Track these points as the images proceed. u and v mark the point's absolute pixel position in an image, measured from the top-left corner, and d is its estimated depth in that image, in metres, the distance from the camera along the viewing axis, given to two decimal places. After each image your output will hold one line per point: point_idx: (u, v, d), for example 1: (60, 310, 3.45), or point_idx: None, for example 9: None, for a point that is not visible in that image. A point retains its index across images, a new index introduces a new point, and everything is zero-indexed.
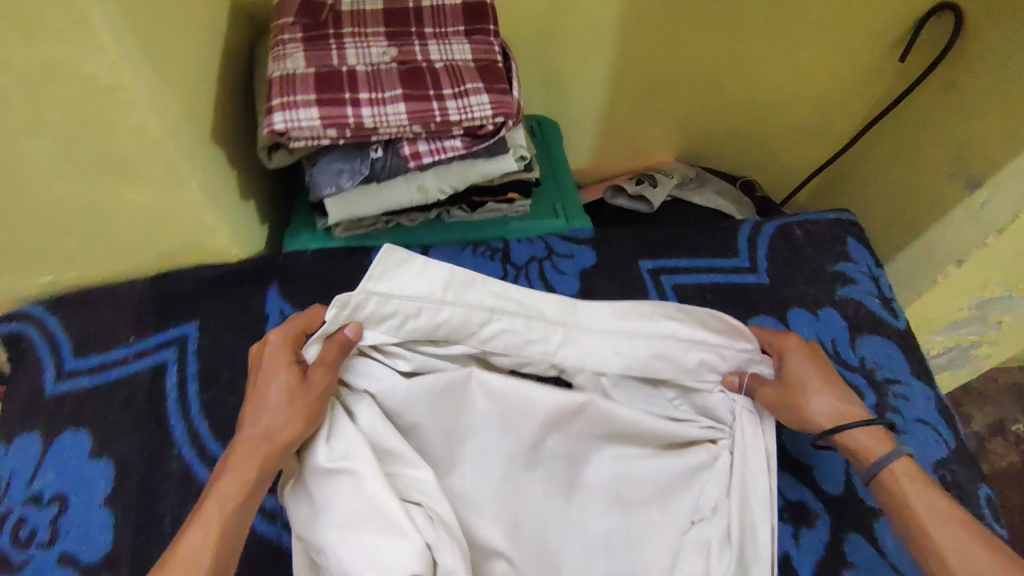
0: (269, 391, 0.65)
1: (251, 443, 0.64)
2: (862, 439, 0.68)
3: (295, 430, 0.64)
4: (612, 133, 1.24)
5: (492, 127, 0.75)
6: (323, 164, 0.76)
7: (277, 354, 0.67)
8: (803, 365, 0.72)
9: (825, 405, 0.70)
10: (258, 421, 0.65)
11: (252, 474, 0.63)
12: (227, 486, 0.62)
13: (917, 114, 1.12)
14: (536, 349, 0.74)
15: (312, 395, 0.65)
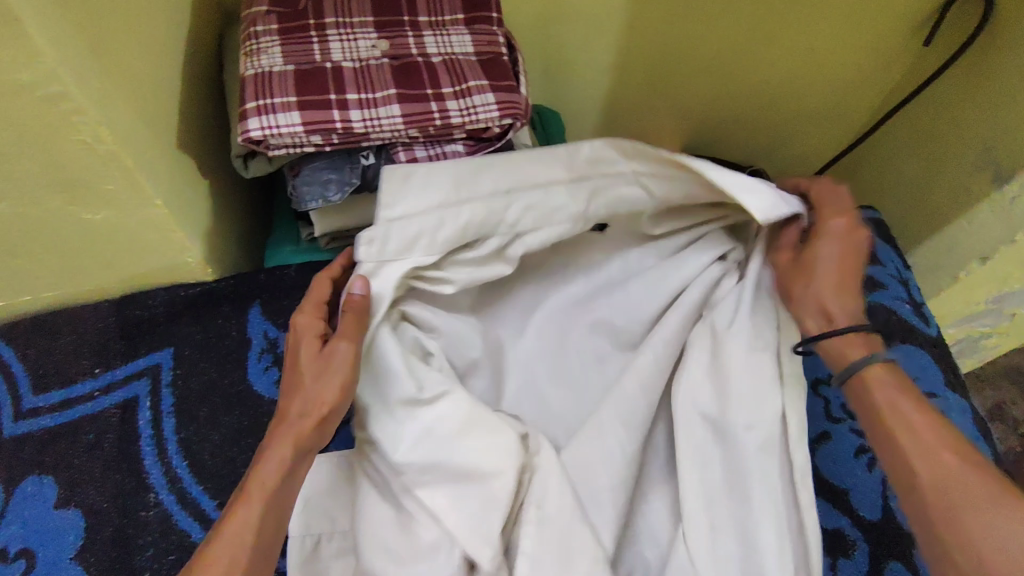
0: (300, 366, 0.58)
1: (284, 421, 0.57)
2: (850, 343, 0.58)
3: (331, 399, 0.56)
4: (616, 121, 1.16)
5: (499, 129, 0.68)
6: (307, 172, 0.67)
7: (307, 331, 0.60)
8: (832, 253, 0.60)
9: (837, 300, 0.59)
10: (288, 400, 0.57)
11: (290, 452, 0.55)
12: (266, 465, 0.55)
13: (940, 101, 1.05)
14: (569, 216, 0.64)
15: (340, 366, 0.57)
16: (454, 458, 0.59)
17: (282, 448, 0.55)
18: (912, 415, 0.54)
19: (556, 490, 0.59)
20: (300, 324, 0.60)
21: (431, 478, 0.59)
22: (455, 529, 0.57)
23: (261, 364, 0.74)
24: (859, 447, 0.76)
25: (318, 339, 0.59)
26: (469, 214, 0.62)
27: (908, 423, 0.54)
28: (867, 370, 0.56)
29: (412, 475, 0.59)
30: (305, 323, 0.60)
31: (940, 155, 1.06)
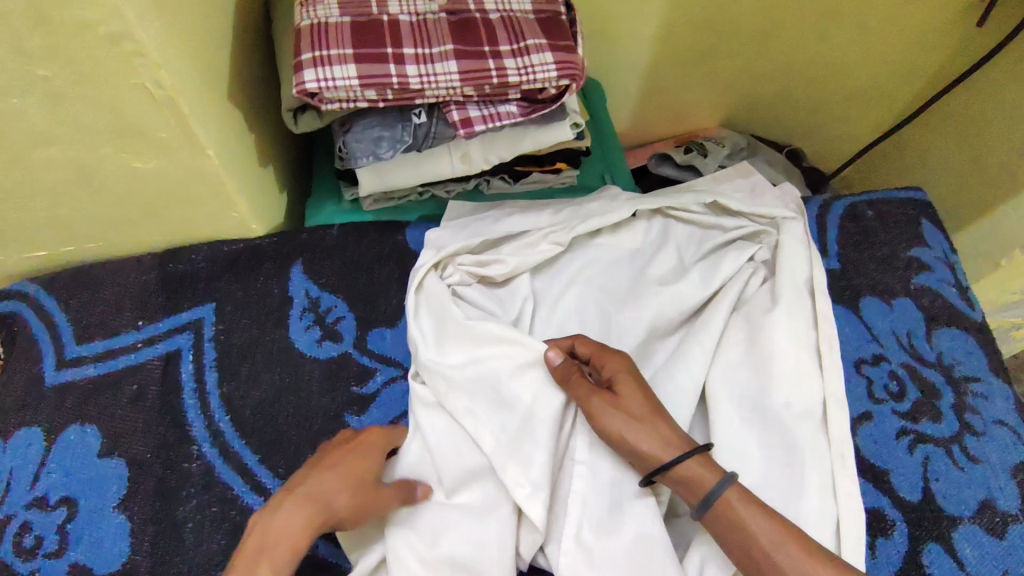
0: (341, 467, 0.58)
1: (302, 502, 0.55)
2: (690, 472, 0.56)
3: (349, 514, 0.56)
4: (655, 94, 1.13)
5: (555, 90, 0.66)
6: (357, 130, 0.66)
7: (371, 448, 0.61)
8: (632, 388, 0.60)
9: (636, 434, 0.57)
10: (317, 487, 0.56)
11: (305, 540, 0.53)
12: (274, 547, 0.53)
13: (990, 84, 1.04)
14: (599, 219, 0.78)
15: (379, 499, 0.57)
16: (511, 405, 0.62)
17: (301, 529, 0.53)
18: (775, 540, 0.53)
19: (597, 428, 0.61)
20: (367, 439, 0.61)
21: (486, 424, 0.61)
22: (507, 468, 0.59)
23: (302, 323, 0.73)
24: (901, 429, 0.74)
25: (373, 463, 0.59)
26: (518, 223, 0.77)
27: (772, 551, 0.52)
28: (725, 495, 0.55)
29: (469, 422, 0.61)
30: (371, 442, 0.61)
31: (990, 137, 1.04)
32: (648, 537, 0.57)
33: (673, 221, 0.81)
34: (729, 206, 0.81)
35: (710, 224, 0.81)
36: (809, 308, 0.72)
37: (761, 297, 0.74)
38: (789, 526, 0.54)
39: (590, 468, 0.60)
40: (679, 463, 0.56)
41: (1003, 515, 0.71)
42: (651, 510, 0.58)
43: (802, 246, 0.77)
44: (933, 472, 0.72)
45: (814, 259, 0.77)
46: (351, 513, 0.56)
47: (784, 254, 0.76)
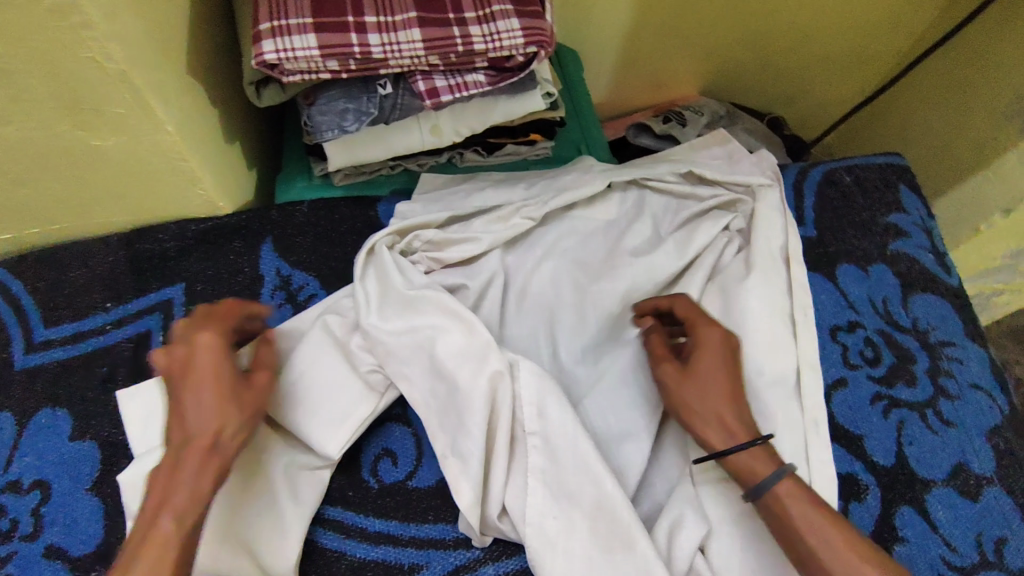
0: (206, 395, 0.53)
1: (189, 451, 0.51)
2: (747, 457, 0.57)
3: (246, 429, 0.54)
4: (634, 63, 1.11)
5: (523, 58, 0.64)
6: (322, 102, 0.65)
7: (210, 352, 0.55)
8: (712, 365, 0.61)
9: (700, 419, 0.59)
10: (197, 428, 0.52)
11: (209, 482, 0.51)
12: (178, 501, 0.50)
13: (972, 47, 1.03)
14: (572, 192, 0.77)
15: (258, 396, 0.56)
16: (447, 368, 0.63)
17: (204, 478, 0.51)
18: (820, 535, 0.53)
19: (547, 394, 0.62)
20: (202, 347, 0.55)
21: (418, 390, 0.64)
22: (438, 437, 0.62)
23: (274, 302, 0.73)
24: (876, 394, 0.75)
25: (224, 368, 0.55)
26: (491, 196, 0.77)
27: (818, 548, 0.53)
28: (776, 487, 0.56)
29: (404, 386, 0.65)
30: (206, 344, 0.55)
31: (970, 104, 1.04)
32: (607, 504, 0.57)
33: (648, 193, 0.81)
34: (706, 175, 0.80)
35: (684, 194, 0.81)
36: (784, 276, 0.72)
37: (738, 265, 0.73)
38: (835, 523, 0.54)
39: (544, 438, 0.60)
40: (738, 450, 0.57)
41: (977, 478, 0.72)
42: (606, 476, 0.58)
43: (778, 215, 0.76)
44: (907, 436, 0.73)
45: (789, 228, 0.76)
46: (248, 427, 0.54)
47: (760, 224, 0.75)
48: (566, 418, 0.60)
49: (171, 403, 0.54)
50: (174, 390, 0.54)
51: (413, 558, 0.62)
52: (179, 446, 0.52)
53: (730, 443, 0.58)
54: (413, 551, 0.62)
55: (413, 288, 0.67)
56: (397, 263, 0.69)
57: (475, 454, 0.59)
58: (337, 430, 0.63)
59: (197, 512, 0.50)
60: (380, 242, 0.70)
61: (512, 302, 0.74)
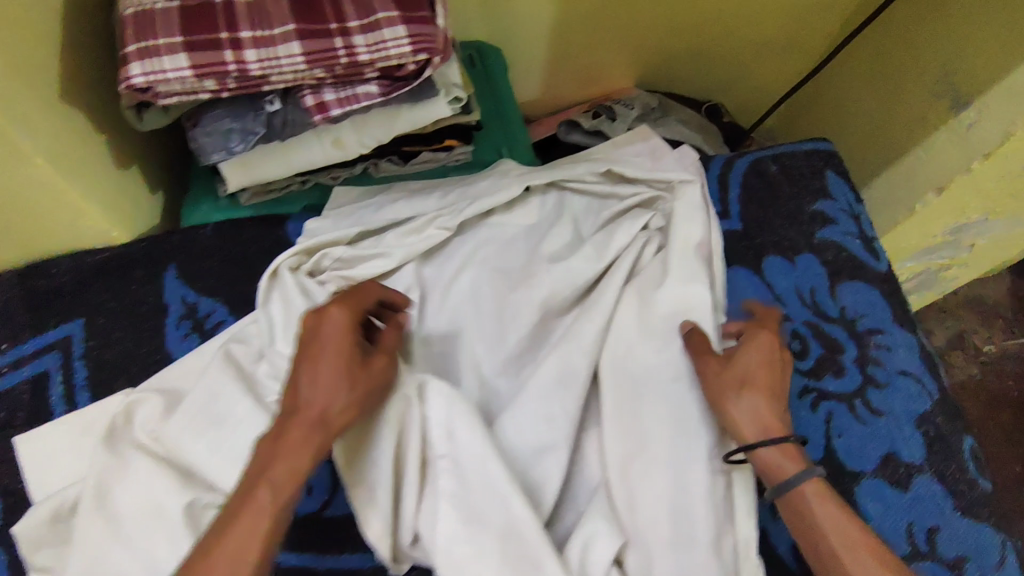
0: (327, 369, 0.55)
1: (300, 423, 0.53)
2: (780, 454, 0.57)
3: (353, 410, 0.55)
4: (566, 58, 1.08)
5: (415, 67, 0.61)
6: (207, 121, 0.61)
7: (339, 329, 0.57)
8: (755, 362, 0.61)
9: (735, 408, 0.59)
10: (312, 399, 0.54)
11: (310, 458, 0.52)
12: (277, 474, 0.50)
13: (903, 26, 1.02)
14: (487, 199, 0.75)
15: (371, 380, 0.56)
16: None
17: (304, 452, 0.52)
18: (841, 535, 0.53)
19: (456, 414, 0.60)
20: (331, 323, 0.57)
21: None
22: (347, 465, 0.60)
23: (179, 332, 0.70)
24: (804, 387, 0.74)
25: (346, 346, 0.57)
26: (404, 209, 0.74)
27: (837, 547, 0.52)
28: (803, 485, 0.56)
29: None
30: (336, 320, 0.57)
31: (900, 83, 1.03)
32: (517, 527, 0.56)
33: (568, 195, 0.79)
34: (626, 173, 0.78)
35: (605, 195, 0.79)
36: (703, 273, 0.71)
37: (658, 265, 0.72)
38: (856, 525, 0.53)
39: (454, 461, 0.59)
40: (771, 446, 0.57)
41: (906, 467, 0.72)
42: (515, 498, 0.57)
43: (697, 212, 0.74)
44: (836, 429, 0.72)
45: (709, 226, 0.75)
46: (354, 410, 0.55)
47: (678, 222, 0.73)
48: (476, 441, 0.59)
49: (295, 372, 0.56)
50: (301, 358, 0.57)
51: None
52: (289, 415, 0.54)
53: (764, 435, 0.58)
54: None
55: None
56: (302, 285, 0.67)
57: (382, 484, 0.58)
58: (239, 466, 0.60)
59: (293, 485, 0.51)
60: (285, 264, 0.68)
61: (429, 317, 0.72)
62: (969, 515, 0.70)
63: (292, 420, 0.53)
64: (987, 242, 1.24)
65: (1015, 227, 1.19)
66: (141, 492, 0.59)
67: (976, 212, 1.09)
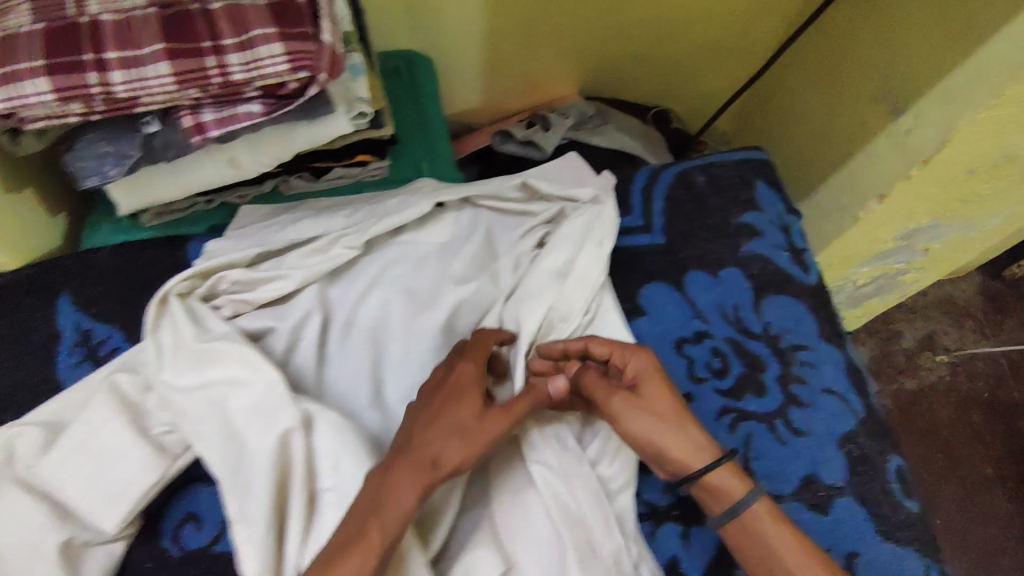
0: (448, 418, 0.57)
1: (411, 464, 0.54)
2: (722, 478, 0.59)
3: (463, 460, 0.55)
4: (503, 65, 1.05)
5: (297, 85, 0.58)
6: (82, 143, 0.59)
7: (465, 382, 0.59)
8: (657, 391, 0.61)
9: (667, 440, 0.59)
10: (426, 445, 0.55)
11: (415, 500, 0.53)
12: (387, 515, 0.51)
13: (844, 29, 0.99)
14: (395, 218, 0.72)
15: (487, 434, 0.56)
16: (239, 424, 0.59)
17: (411, 494, 0.52)
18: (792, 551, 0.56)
19: (343, 447, 0.58)
20: (462, 375, 0.59)
21: (213, 451, 0.60)
22: (228, 500, 0.58)
23: (73, 360, 0.67)
24: (723, 407, 0.72)
25: (474, 398, 0.58)
26: (309, 229, 0.72)
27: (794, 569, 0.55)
28: (753, 506, 0.58)
29: (200, 446, 0.60)
30: (466, 373, 0.60)
31: (843, 87, 1.00)
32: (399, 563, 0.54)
33: (483, 212, 0.77)
34: (541, 189, 0.76)
35: (519, 212, 0.77)
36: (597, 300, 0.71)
37: (563, 289, 0.70)
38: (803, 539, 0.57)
39: (339, 495, 0.57)
40: (709, 471, 0.58)
41: (827, 489, 0.69)
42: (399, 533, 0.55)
43: (604, 232, 0.73)
44: (754, 451, 0.70)
45: (603, 249, 0.73)
46: (465, 459, 0.55)
47: (584, 251, 0.71)
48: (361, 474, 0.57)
49: (418, 417, 0.58)
50: (429, 406, 0.58)
51: None
52: (398, 454, 0.55)
53: (700, 465, 0.59)
54: None
55: (206, 340, 0.62)
56: (191, 312, 0.64)
57: (261, 519, 0.56)
58: (116, 504, 0.59)
59: (395, 527, 0.51)
60: (174, 290, 0.65)
61: (334, 340, 0.70)
62: (891, 539, 0.69)
63: (405, 461, 0.54)
64: (943, 245, 1.21)
65: (970, 230, 1.16)
66: (12, 532, 0.57)
67: (925, 217, 1.06)
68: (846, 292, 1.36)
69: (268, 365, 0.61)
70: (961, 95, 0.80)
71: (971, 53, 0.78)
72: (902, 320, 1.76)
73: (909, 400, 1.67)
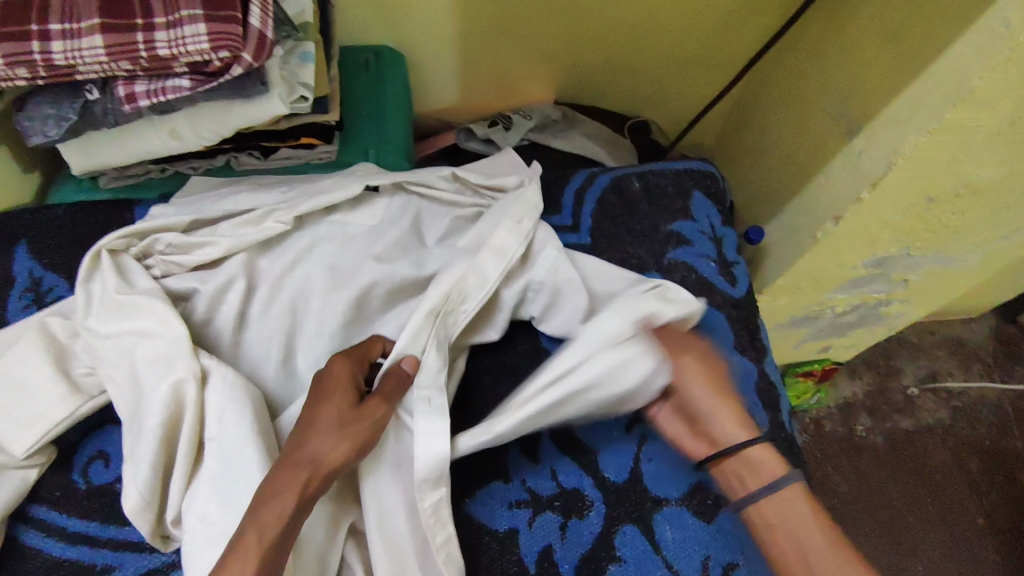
0: (323, 415, 0.59)
1: (292, 467, 0.56)
2: (744, 458, 0.64)
3: (340, 455, 0.57)
4: (478, 64, 1.08)
5: (221, 63, 0.64)
6: (33, 105, 0.66)
7: (339, 378, 0.62)
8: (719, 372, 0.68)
9: (710, 405, 0.65)
10: (299, 443, 0.57)
11: (292, 502, 0.54)
12: (266, 516, 0.54)
13: (814, 48, 0.99)
14: (324, 198, 0.76)
15: (364, 422, 0.59)
16: (145, 371, 0.65)
17: (288, 494, 0.54)
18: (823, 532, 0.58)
19: (230, 400, 0.63)
20: (337, 372, 0.62)
21: (121, 396, 0.65)
22: (126, 441, 0.63)
23: (21, 303, 0.74)
24: None
25: (348, 392, 0.61)
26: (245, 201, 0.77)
27: (819, 542, 0.58)
28: (786, 486, 0.61)
29: (111, 390, 0.65)
30: (337, 370, 0.63)
31: (809, 107, 1.00)
32: None
33: (413, 202, 0.81)
34: (470, 181, 0.80)
35: (445, 203, 0.81)
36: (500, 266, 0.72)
37: (477, 260, 0.71)
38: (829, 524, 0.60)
39: (220, 444, 0.61)
40: (741, 448, 0.63)
41: (716, 498, 0.69)
42: (261, 483, 0.59)
43: (524, 210, 0.76)
44: (647, 453, 0.71)
45: (521, 226, 0.75)
46: (342, 452, 0.58)
47: (500, 227, 0.74)
48: (241, 425, 0.61)
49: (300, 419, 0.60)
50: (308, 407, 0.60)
51: (107, 559, 0.63)
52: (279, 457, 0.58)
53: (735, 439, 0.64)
54: (108, 552, 0.64)
55: (128, 292, 0.68)
56: (123, 269, 0.70)
57: (146, 460, 0.61)
58: (27, 432, 0.64)
59: (276, 527, 0.53)
60: (108, 245, 0.71)
61: (254, 306, 0.73)
62: None
63: (281, 465, 0.56)
64: (921, 278, 1.15)
65: (948, 264, 1.11)
66: None
67: (893, 246, 1.02)
68: (825, 319, 1.32)
69: (177, 321, 0.66)
70: (906, 118, 0.79)
71: (918, 75, 0.77)
72: (906, 355, 1.67)
73: (904, 439, 1.55)
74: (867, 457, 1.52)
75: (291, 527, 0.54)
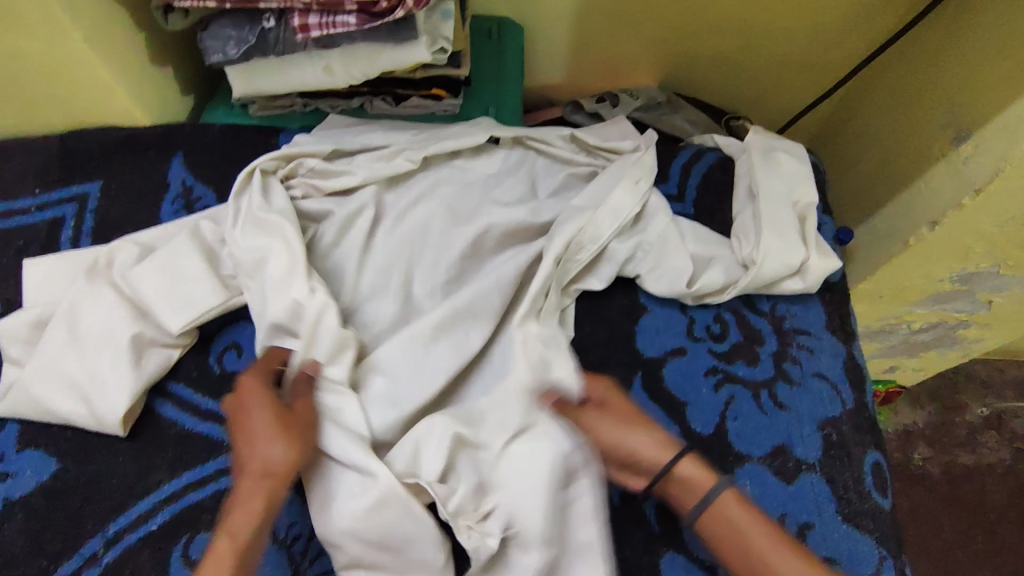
0: (257, 425, 0.62)
1: (252, 477, 0.60)
2: (687, 478, 0.63)
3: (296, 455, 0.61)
4: (590, 46, 1.13)
5: (388, 4, 0.70)
6: (214, 28, 0.75)
7: (255, 392, 0.64)
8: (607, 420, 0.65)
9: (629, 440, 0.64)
10: (251, 458, 0.60)
11: (258, 507, 0.59)
12: (235, 524, 0.58)
13: (927, 56, 1.01)
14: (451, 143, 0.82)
15: (299, 421, 0.63)
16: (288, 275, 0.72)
17: (256, 500, 0.59)
18: (759, 532, 0.60)
19: None
20: (247, 387, 0.65)
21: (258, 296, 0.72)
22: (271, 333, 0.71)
23: (173, 206, 0.82)
24: (712, 367, 0.76)
25: (270, 404, 0.64)
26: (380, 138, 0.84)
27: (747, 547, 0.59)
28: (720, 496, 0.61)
29: (251, 291, 0.73)
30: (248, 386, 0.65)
31: (915, 114, 1.01)
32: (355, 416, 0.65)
33: (530, 155, 0.86)
34: (586, 142, 0.86)
35: (560, 160, 0.87)
36: (615, 218, 0.77)
37: (595, 215, 0.77)
38: (768, 526, 0.60)
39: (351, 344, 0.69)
40: (676, 466, 0.63)
41: (797, 462, 0.71)
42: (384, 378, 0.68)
43: (642, 173, 0.81)
44: (733, 411, 0.74)
45: (638, 188, 0.80)
46: (296, 452, 0.61)
47: (619, 187, 0.79)
48: None
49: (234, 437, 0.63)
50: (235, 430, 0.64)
51: None
52: (237, 477, 0.61)
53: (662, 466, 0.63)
54: None
55: (267, 210, 0.75)
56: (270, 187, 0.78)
57: None
58: (181, 314, 0.72)
59: (249, 531, 0.58)
60: (262, 165, 0.79)
61: (378, 234, 0.79)
62: (850, 522, 0.69)
63: (241, 483, 0.60)
64: (1005, 301, 1.14)
65: None
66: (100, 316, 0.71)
67: (984, 260, 1.02)
68: (898, 336, 1.32)
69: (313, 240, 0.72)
70: (1019, 126, 0.81)
71: None
72: (972, 390, 1.64)
73: (963, 474, 1.52)
74: (920, 487, 1.49)
75: (266, 522, 0.59)
